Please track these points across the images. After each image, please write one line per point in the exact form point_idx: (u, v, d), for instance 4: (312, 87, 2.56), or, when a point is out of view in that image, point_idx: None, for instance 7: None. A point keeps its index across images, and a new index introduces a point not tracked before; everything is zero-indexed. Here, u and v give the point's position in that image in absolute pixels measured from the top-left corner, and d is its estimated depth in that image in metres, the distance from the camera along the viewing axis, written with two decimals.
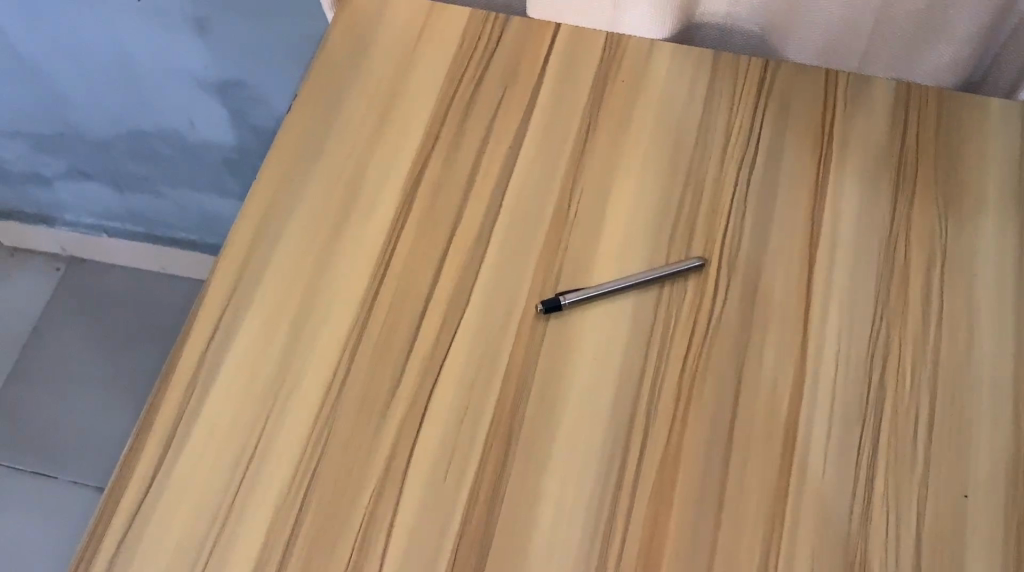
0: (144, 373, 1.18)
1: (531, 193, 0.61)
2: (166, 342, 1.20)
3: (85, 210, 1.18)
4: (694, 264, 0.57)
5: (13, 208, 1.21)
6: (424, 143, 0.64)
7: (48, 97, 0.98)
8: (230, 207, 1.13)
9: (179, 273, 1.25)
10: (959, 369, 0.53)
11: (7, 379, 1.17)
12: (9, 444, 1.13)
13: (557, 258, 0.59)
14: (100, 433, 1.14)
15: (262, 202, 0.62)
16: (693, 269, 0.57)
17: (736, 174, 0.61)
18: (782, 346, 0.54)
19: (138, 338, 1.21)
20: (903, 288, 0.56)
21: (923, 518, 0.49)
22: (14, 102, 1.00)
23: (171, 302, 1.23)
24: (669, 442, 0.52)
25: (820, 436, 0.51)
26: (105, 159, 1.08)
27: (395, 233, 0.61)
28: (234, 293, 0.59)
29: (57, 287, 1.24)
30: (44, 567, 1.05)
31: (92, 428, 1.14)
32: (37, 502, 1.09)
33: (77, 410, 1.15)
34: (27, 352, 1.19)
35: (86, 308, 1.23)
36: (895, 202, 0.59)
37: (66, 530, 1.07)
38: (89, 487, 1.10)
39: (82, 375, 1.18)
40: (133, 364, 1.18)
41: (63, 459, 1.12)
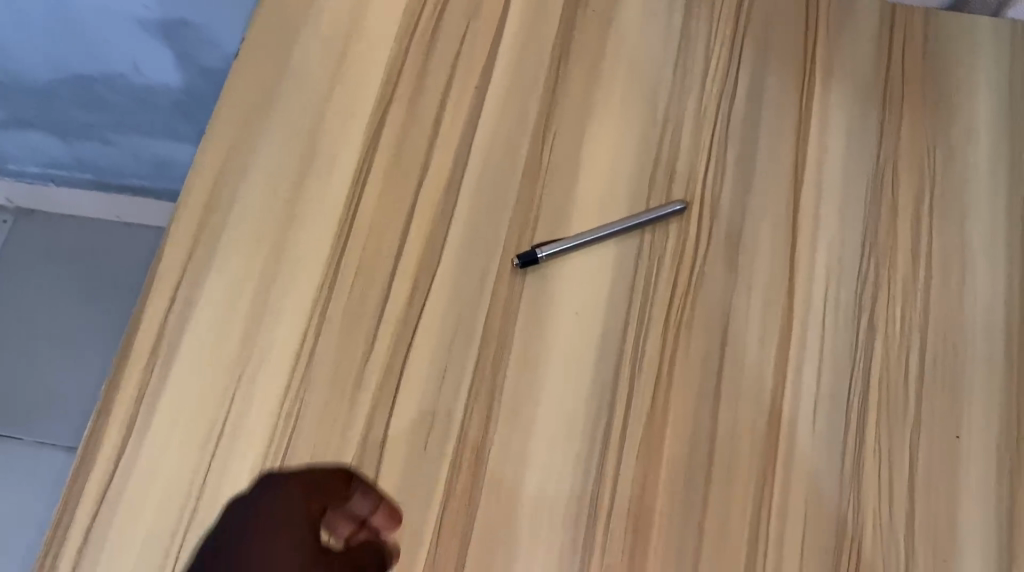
0: (106, 329, 1.14)
1: (502, 139, 0.58)
2: (129, 296, 1.16)
3: (32, 158, 1.13)
4: (675, 210, 0.55)
5: None
6: (384, 87, 0.60)
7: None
8: (185, 152, 1.08)
9: (137, 222, 1.20)
10: (952, 309, 0.51)
11: None
12: None
13: (532, 209, 0.56)
14: (70, 392, 1.10)
15: (214, 157, 0.58)
16: (674, 214, 0.55)
17: (717, 111, 0.58)
18: (769, 292, 0.52)
19: (103, 291, 1.16)
20: (892, 226, 0.54)
21: (916, 465, 0.48)
22: None
23: (131, 253, 1.19)
24: (657, 397, 0.50)
25: (811, 383, 0.50)
26: (48, 104, 1.02)
27: (360, 188, 0.57)
28: (191, 259, 0.55)
29: (7, 239, 1.18)
30: (21, 532, 1.02)
31: (56, 386, 1.10)
32: (6, 465, 1.06)
33: (37, 367, 1.11)
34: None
35: (43, 257, 1.17)
36: (883, 134, 0.56)
37: (43, 494, 1.05)
38: (61, 447, 1.07)
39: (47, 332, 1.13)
40: (96, 318, 1.14)
41: (27, 419, 1.08)
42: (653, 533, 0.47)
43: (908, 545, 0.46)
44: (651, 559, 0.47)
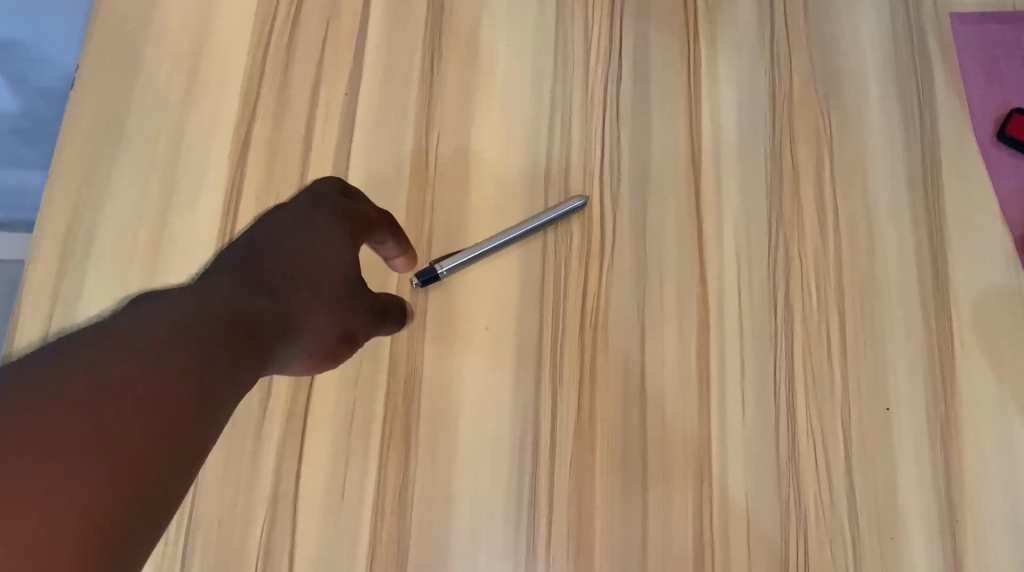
0: None
1: (382, 147, 0.54)
2: None
3: None
4: (577, 205, 0.51)
5: None
6: (245, 103, 0.55)
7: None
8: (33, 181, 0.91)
9: None
10: (864, 276, 0.50)
11: None
12: None
13: (425, 220, 0.52)
14: None
15: (63, 204, 0.52)
16: (576, 210, 0.52)
17: (605, 92, 0.55)
18: (683, 278, 0.50)
19: None
20: (795, 196, 0.52)
21: (850, 442, 0.47)
22: None
23: None
24: (582, 407, 0.48)
25: (736, 369, 0.48)
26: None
27: (232, 219, 0.52)
28: (52, 320, 0.49)
29: None
30: None
31: None
32: None
33: None
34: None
35: None
36: (774, 100, 0.55)
37: None
38: None
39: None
40: None
41: None
42: (596, 550, 0.45)
43: (853, 524, 0.45)
44: None
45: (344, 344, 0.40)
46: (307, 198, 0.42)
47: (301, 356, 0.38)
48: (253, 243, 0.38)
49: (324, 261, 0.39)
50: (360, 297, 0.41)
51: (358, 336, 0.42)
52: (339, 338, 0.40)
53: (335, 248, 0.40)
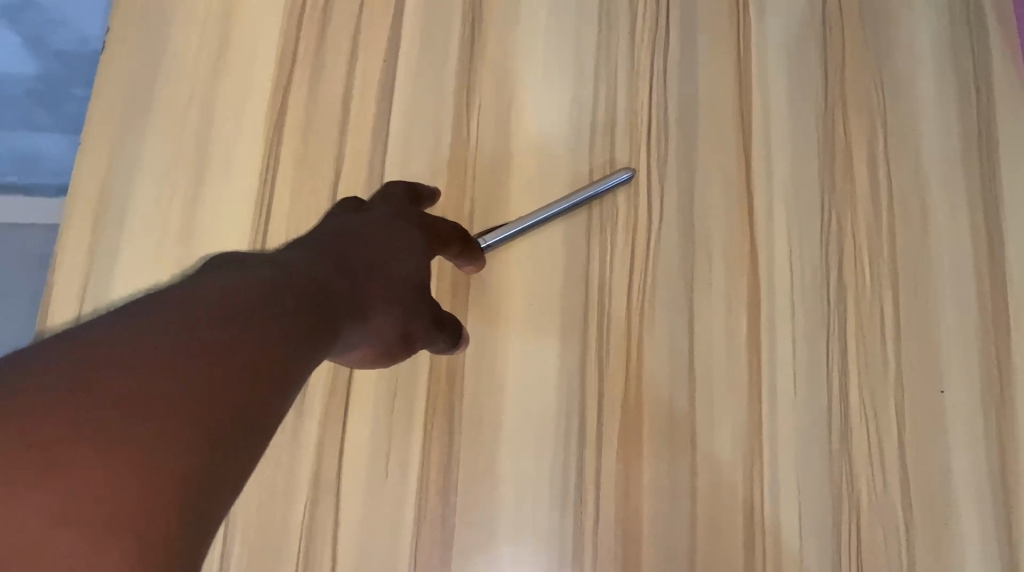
0: None
1: (421, 117, 0.52)
2: None
3: None
4: (623, 178, 0.50)
5: None
6: (279, 71, 0.53)
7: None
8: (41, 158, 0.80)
9: None
10: (917, 254, 0.49)
11: None
12: None
13: (466, 193, 0.51)
14: None
15: (93, 172, 0.51)
16: (622, 183, 0.50)
17: (651, 61, 0.53)
18: (731, 256, 0.49)
19: None
20: (847, 171, 0.51)
21: (903, 425, 0.46)
22: None
23: None
24: (628, 387, 0.47)
25: (787, 351, 0.47)
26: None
27: (268, 191, 0.51)
28: (86, 291, 0.48)
29: None
30: None
31: None
32: None
33: None
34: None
35: None
36: (826, 71, 0.53)
37: None
38: None
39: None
40: None
41: None
42: (643, 534, 0.44)
43: (906, 510, 0.44)
44: (646, 561, 0.44)
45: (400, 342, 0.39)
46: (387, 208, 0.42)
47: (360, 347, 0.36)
48: (333, 231, 0.36)
49: (398, 259, 0.38)
50: (426, 300, 0.39)
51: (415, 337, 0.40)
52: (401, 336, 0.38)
53: (412, 252, 0.39)
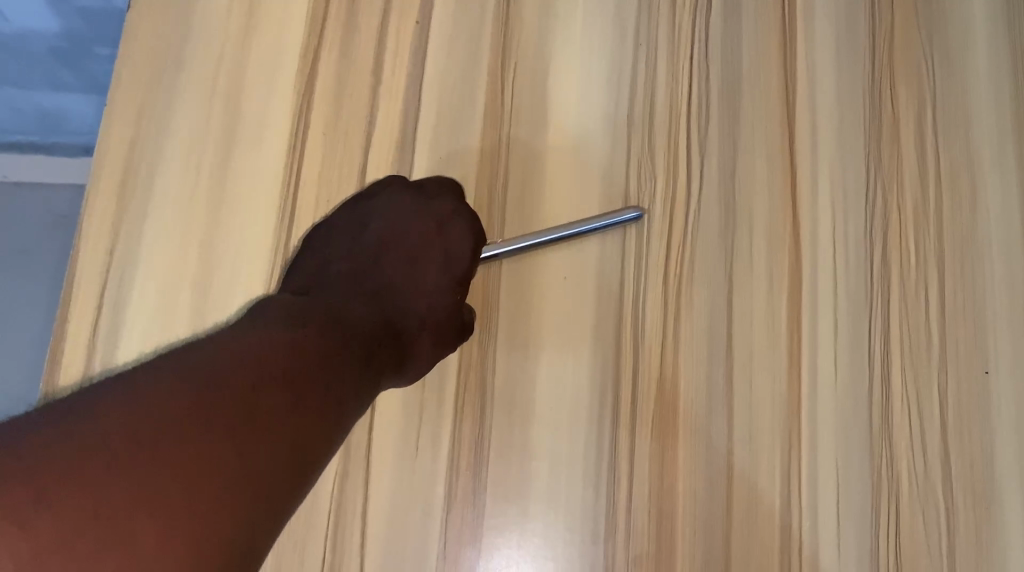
0: None
1: (455, 81, 0.51)
2: None
3: None
4: (633, 216, 0.48)
5: None
6: (310, 31, 0.52)
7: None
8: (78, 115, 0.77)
9: None
10: (965, 231, 0.47)
11: None
12: None
13: (500, 159, 0.50)
14: None
15: (120, 136, 0.50)
16: (632, 221, 0.48)
17: (692, 29, 0.52)
18: (773, 231, 0.48)
19: None
20: (895, 144, 0.49)
21: (947, 407, 0.44)
22: None
23: None
24: (664, 364, 0.46)
25: (829, 331, 0.46)
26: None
27: (298, 157, 0.50)
28: (113, 259, 0.48)
29: None
30: None
31: None
32: None
33: None
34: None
35: None
36: (874, 39, 0.51)
37: None
38: None
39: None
40: None
41: None
42: (678, 513, 0.44)
43: (947, 496, 0.43)
44: (679, 541, 0.43)
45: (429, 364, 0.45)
46: (434, 231, 0.46)
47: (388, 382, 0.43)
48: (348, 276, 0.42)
49: (412, 303, 0.44)
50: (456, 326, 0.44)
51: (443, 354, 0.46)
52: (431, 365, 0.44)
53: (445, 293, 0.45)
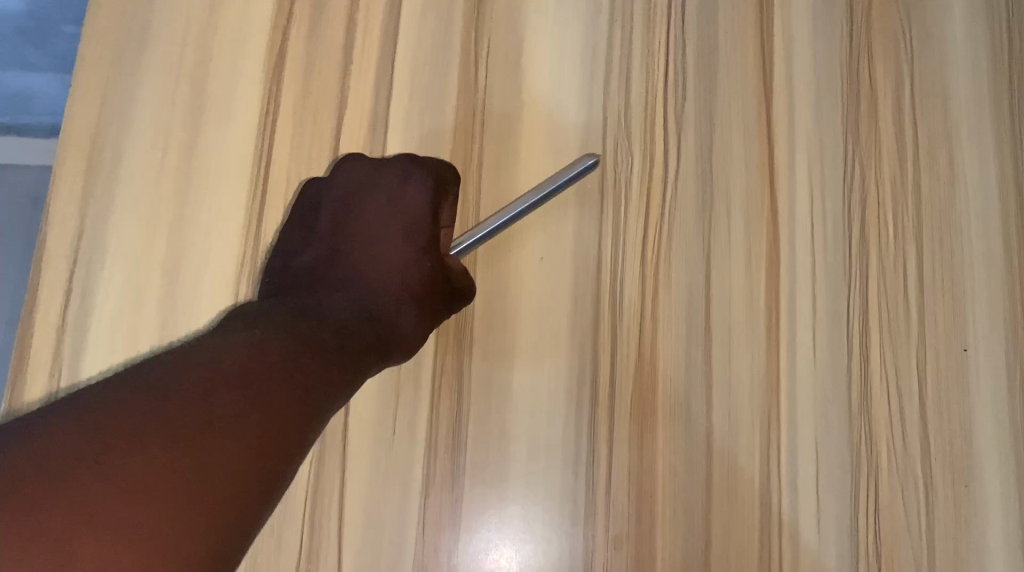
0: None
1: (427, 59, 0.50)
2: None
3: None
4: (590, 163, 0.46)
5: None
6: (279, 7, 0.51)
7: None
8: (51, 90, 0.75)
9: None
10: (943, 205, 0.47)
11: None
12: None
13: (475, 137, 0.49)
14: None
15: (85, 115, 0.48)
16: (590, 169, 0.46)
17: (667, 1, 0.51)
18: (750, 208, 0.47)
19: None
20: (873, 118, 0.49)
21: (925, 384, 0.44)
22: None
23: None
24: (643, 344, 0.45)
25: (807, 306, 0.46)
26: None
27: (268, 135, 0.49)
28: (81, 241, 0.46)
29: None
30: None
31: None
32: None
33: None
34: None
35: None
36: (853, 11, 0.50)
37: None
38: None
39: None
40: None
41: None
42: (657, 493, 0.43)
43: (926, 470, 0.43)
44: (659, 521, 0.43)
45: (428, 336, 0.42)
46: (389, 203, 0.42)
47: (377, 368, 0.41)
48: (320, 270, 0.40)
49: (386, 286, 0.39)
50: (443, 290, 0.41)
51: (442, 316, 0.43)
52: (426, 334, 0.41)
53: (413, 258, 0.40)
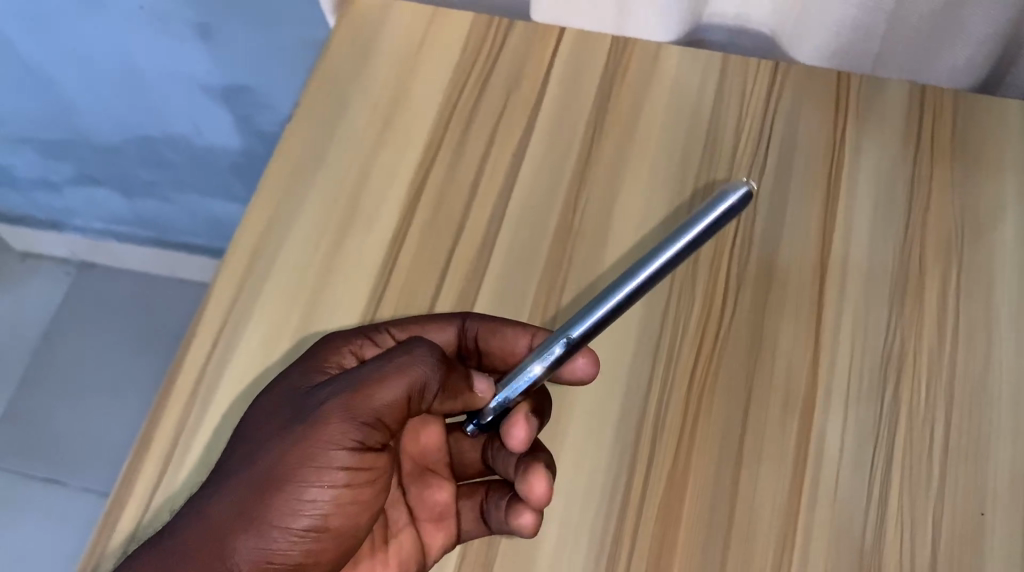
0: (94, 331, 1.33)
1: (536, 202, 0.60)
2: (86, 311, 1.34)
3: (115, 207, 1.21)
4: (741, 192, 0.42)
5: (55, 216, 1.28)
6: (427, 151, 0.63)
7: (69, 133, 1.06)
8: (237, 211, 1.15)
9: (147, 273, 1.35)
10: (976, 382, 0.51)
11: (21, 316, 1.34)
12: (20, 345, 1.32)
13: (561, 269, 0.58)
14: (63, 361, 1.31)
15: (261, 212, 0.62)
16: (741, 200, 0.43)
17: (745, 183, 0.59)
18: (794, 358, 0.53)
19: (102, 309, 1.34)
20: (917, 299, 0.54)
21: (937, 541, 0.47)
22: (26, 93, 1.00)
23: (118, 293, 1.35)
24: (677, 458, 0.51)
25: (833, 454, 0.50)
26: (151, 195, 1.16)
27: (396, 247, 0.60)
28: (233, 308, 0.59)
29: (74, 277, 1.36)
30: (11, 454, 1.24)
31: (65, 353, 1.31)
32: (22, 408, 1.27)
33: (65, 343, 1.32)
34: (12, 405, 1.28)
35: (98, 297, 1.35)
36: (910, 209, 0.57)
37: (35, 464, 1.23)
38: (34, 404, 1.28)
39: (83, 376, 1.29)
40: (62, 311, 1.34)
41: (38, 370, 1.30)
42: None
43: None
44: None
45: (373, 428, 0.47)
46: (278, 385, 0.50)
47: (327, 506, 0.48)
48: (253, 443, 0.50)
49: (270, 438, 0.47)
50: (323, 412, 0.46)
51: (366, 405, 0.46)
52: (345, 442, 0.46)
53: (267, 428, 0.48)
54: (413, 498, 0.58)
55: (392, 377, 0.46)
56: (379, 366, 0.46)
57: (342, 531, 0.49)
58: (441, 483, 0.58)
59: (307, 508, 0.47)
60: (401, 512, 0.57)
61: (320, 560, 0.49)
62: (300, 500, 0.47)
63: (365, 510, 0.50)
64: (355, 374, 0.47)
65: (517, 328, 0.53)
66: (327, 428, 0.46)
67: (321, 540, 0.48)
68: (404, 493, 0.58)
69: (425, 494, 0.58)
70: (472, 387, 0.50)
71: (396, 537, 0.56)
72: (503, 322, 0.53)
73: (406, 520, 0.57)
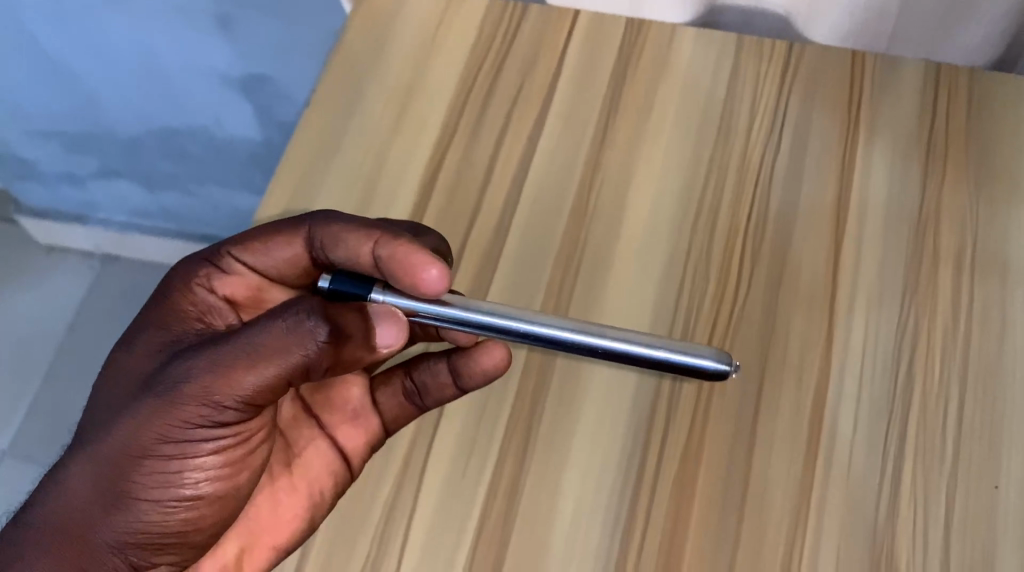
0: (115, 322, 1.35)
1: (551, 186, 0.61)
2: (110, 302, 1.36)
3: (138, 198, 1.22)
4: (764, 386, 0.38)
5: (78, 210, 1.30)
6: (442, 135, 0.64)
7: (92, 127, 1.08)
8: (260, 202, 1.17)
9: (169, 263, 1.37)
10: (991, 359, 0.52)
11: (48, 308, 1.37)
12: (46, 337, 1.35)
13: (576, 251, 0.59)
14: (85, 352, 1.33)
15: (279, 198, 0.63)
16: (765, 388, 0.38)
17: (759, 165, 0.60)
18: (807, 337, 0.53)
19: (125, 299, 1.36)
20: (933, 276, 0.54)
21: (951, 513, 0.48)
22: (50, 87, 1.02)
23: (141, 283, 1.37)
24: (690, 436, 0.51)
25: (847, 430, 0.50)
26: (174, 187, 1.18)
27: None
28: None
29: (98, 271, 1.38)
30: (37, 444, 1.27)
31: (87, 344, 1.33)
32: (46, 399, 1.30)
33: (89, 334, 1.34)
34: (38, 397, 1.30)
35: (122, 289, 1.37)
36: (925, 186, 0.57)
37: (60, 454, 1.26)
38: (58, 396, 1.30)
39: None
40: (86, 303, 1.36)
41: (62, 362, 1.32)
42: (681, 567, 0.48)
43: None
44: None
45: (241, 406, 0.46)
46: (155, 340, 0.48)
47: (200, 475, 0.48)
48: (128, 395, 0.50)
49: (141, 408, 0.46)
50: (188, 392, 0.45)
51: (233, 387, 0.45)
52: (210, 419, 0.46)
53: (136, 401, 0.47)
54: (319, 406, 0.58)
55: (260, 361, 0.44)
56: (244, 346, 0.44)
57: (220, 496, 0.50)
58: (347, 381, 0.59)
59: (176, 480, 0.47)
60: (303, 427, 0.57)
61: (202, 524, 0.50)
62: (169, 473, 0.47)
63: (241, 469, 0.50)
64: (219, 351, 0.45)
65: (358, 233, 0.49)
66: (190, 407, 0.45)
67: (198, 507, 0.49)
68: (306, 406, 0.58)
69: (332, 396, 0.58)
70: (373, 345, 0.45)
71: (304, 455, 0.57)
72: (344, 226, 0.50)
73: (312, 433, 0.57)
